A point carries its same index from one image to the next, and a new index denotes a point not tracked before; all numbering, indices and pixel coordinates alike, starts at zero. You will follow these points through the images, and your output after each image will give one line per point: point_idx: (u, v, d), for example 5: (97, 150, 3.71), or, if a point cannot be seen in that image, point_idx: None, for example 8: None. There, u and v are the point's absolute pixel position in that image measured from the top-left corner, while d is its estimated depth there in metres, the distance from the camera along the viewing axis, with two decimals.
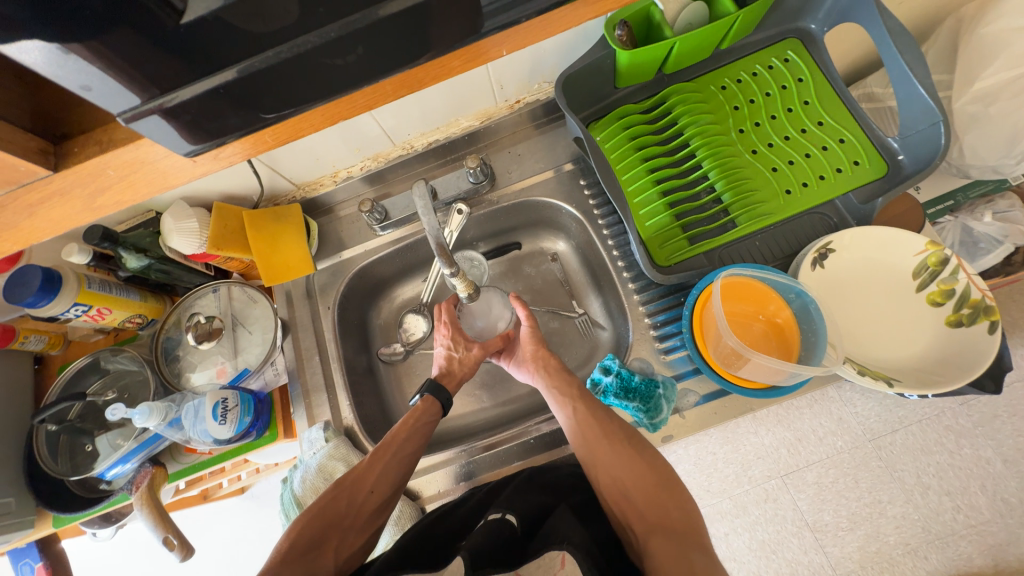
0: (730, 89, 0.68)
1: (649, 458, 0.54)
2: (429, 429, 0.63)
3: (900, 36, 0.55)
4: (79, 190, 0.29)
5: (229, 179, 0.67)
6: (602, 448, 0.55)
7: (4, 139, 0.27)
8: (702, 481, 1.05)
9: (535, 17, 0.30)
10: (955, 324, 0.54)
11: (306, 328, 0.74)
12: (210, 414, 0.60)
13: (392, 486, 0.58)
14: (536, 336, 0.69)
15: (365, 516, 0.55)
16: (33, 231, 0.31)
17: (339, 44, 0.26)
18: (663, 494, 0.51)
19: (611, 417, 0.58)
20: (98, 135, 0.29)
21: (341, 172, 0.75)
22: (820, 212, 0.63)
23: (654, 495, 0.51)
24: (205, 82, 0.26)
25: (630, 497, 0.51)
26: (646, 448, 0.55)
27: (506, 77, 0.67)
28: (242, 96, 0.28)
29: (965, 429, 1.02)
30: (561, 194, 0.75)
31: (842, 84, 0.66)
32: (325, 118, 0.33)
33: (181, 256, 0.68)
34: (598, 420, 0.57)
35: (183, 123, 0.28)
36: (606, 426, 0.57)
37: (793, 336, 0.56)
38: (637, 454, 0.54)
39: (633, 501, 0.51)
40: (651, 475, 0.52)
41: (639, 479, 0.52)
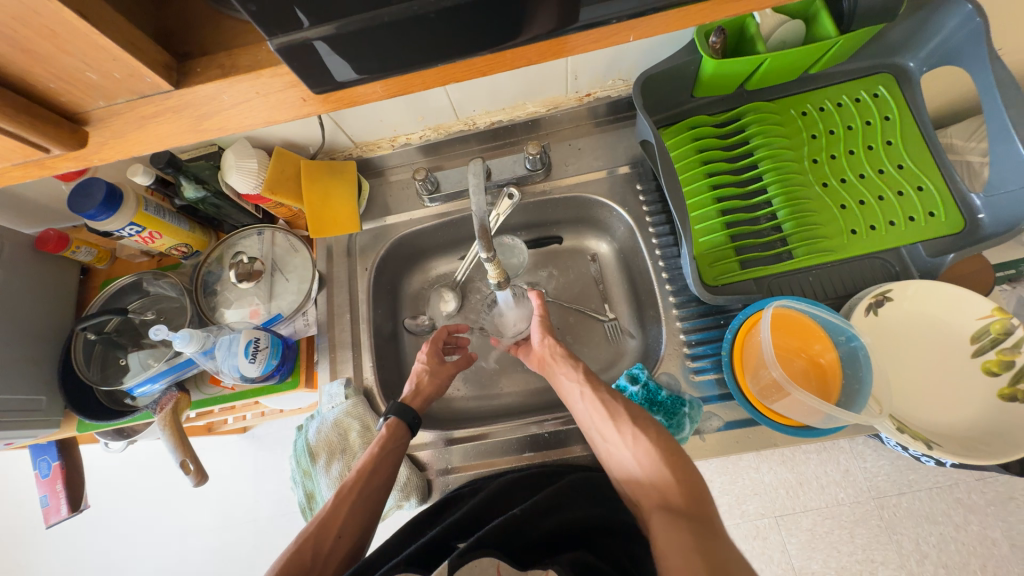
0: (811, 116, 0.65)
1: (653, 434, 0.54)
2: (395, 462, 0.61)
3: (1008, 89, 0.53)
4: (192, 110, 0.30)
5: (294, 125, 0.67)
6: (606, 429, 0.56)
7: (137, 47, 0.27)
8: None
9: (672, 8, 0.28)
10: (1009, 398, 0.52)
11: (341, 285, 0.75)
12: (242, 350, 0.61)
13: (359, 528, 0.56)
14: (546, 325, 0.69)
15: (333, 565, 0.53)
16: (140, 145, 0.31)
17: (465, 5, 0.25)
18: (668, 470, 0.51)
19: (617, 396, 0.59)
20: (222, 59, 0.29)
21: (400, 136, 0.76)
22: (882, 258, 0.61)
23: (657, 475, 0.51)
24: (310, 33, 0.25)
25: (638, 478, 0.53)
26: (653, 425, 0.55)
27: (584, 68, 0.65)
28: (357, 50, 0.27)
29: (976, 505, 0.98)
30: (615, 195, 0.74)
31: (931, 129, 0.63)
32: (439, 78, 0.31)
33: (236, 194, 0.69)
34: (602, 398, 0.58)
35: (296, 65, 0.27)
36: (612, 405, 0.57)
37: (834, 380, 0.54)
38: (639, 434, 0.54)
39: (640, 479, 0.53)
40: (654, 450, 0.52)
41: (643, 459, 0.52)
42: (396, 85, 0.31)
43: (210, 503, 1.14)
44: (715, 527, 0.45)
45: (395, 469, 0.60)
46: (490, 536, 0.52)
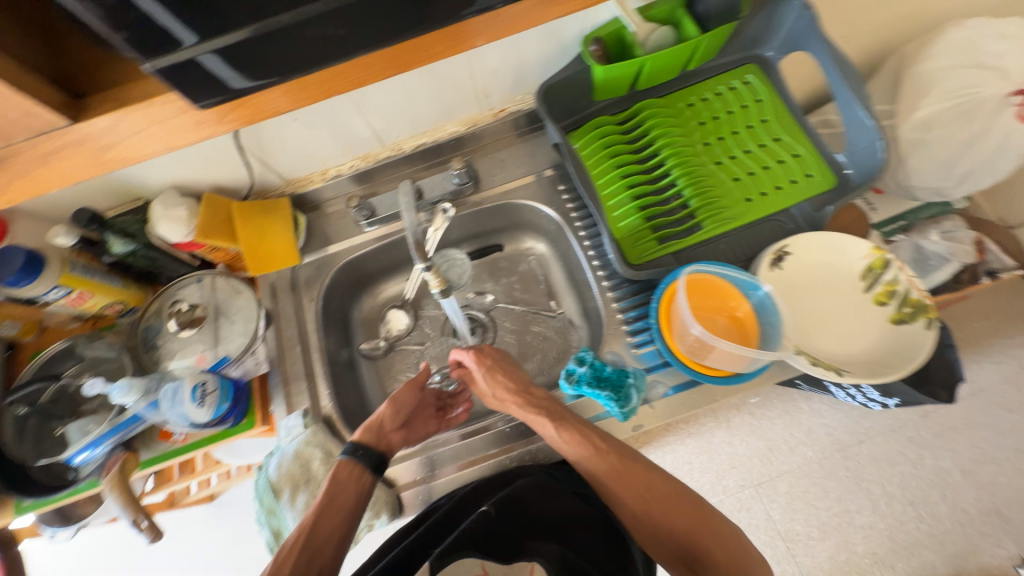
0: (697, 105, 0.74)
1: (672, 490, 0.56)
2: (362, 495, 0.57)
3: (843, 64, 0.63)
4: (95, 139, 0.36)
5: (218, 167, 0.68)
6: (620, 488, 0.56)
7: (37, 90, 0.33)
8: None
9: None
10: (898, 321, 0.60)
11: (288, 319, 0.75)
12: (189, 396, 0.60)
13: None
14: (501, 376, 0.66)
15: None
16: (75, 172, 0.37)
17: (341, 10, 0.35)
18: (695, 525, 0.54)
19: (624, 455, 0.58)
20: (116, 94, 0.36)
21: (331, 169, 0.79)
22: (778, 220, 0.69)
23: (680, 521, 0.54)
24: (202, 45, 0.33)
25: (661, 533, 0.54)
26: (663, 477, 0.57)
27: (492, 85, 0.72)
28: (258, 53, 0.35)
29: (927, 440, 1.20)
30: (542, 197, 0.79)
31: (796, 105, 0.73)
32: (323, 89, 0.41)
33: (168, 245, 0.70)
34: (609, 460, 0.57)
35: (167, 80, 0.35)
36: (625, 462, 0.57)
37: (752, 329, 0.60)
38: (649, 487, 0.56)
39: (665, 534, 0.54)
40: (679, 508, 0.54)
41: (663, 510, 0.55)
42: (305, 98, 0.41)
43: None
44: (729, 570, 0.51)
45: (360, 502, 0.57)
46: (469, 535, 0.58)
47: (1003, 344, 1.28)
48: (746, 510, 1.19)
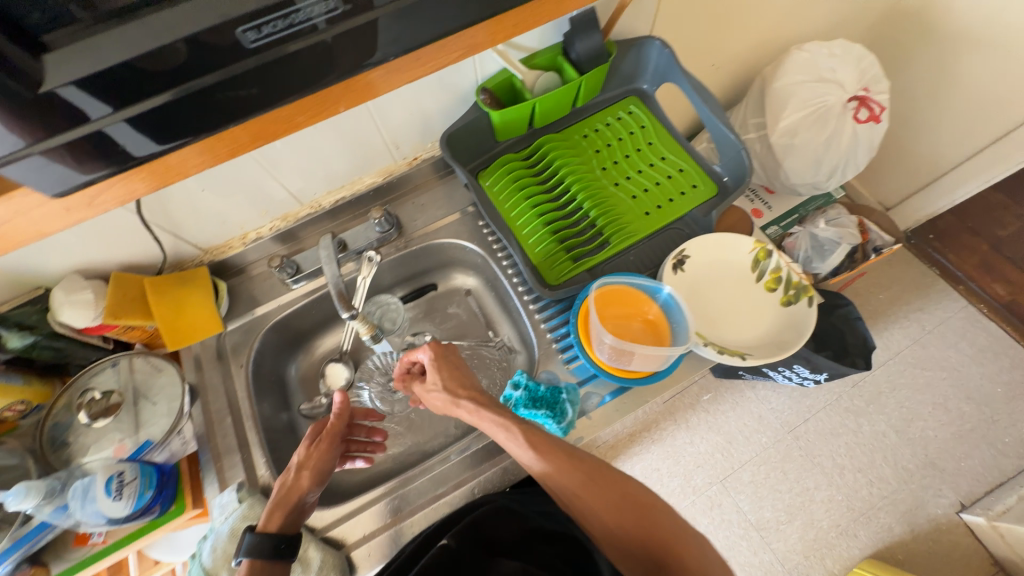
0: (591, 136, 0.82)
1: (636, 497, 0.56)
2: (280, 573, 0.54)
3: (701, 91, 0.73)
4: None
5: (125, 245, 0.67)
6: (590, 497, 0.55)
7: None
8: None
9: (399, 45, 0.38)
10: (787, 303, 0.67)
11: (216, 391, 0.72)
12: (102, 490, 0.57)
13: None
14: (455, 374, 0.66)
15: None
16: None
17: (258, 76, 0.37)
18: (662, 534, 0.53)
19: (587, 464, 0.57)
20: None
21: (250, 233, 0.79)
22: (675, 228, 0.76)
23: (649, 531, 0.53)
24: (116, 115, 0.35)
25: (631, 545, 0.53)
26: (627, 484, 0.57)
27: (399, 137, 0.76)
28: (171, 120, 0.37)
29: (861, 408, 1.31)
30: (464, 234, 0.83)
31: (674, 127, 0.82)
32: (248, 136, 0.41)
33: (75, 331, 0.66)
34: (576, 466, 0.57)
35: (24, 179, 0.35)
36: (591, 470, 0.57)
37: (664, 329, 0.65)
38: (616, 494, 0.56)
39: (635, 548, 0.53)
40: (645, 515, 0.54)
41: (629, 518, 0.54)
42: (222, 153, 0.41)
43: None
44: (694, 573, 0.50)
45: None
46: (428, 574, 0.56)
47: (905, 311, 1.44)
48: (717, 507, 1.24)
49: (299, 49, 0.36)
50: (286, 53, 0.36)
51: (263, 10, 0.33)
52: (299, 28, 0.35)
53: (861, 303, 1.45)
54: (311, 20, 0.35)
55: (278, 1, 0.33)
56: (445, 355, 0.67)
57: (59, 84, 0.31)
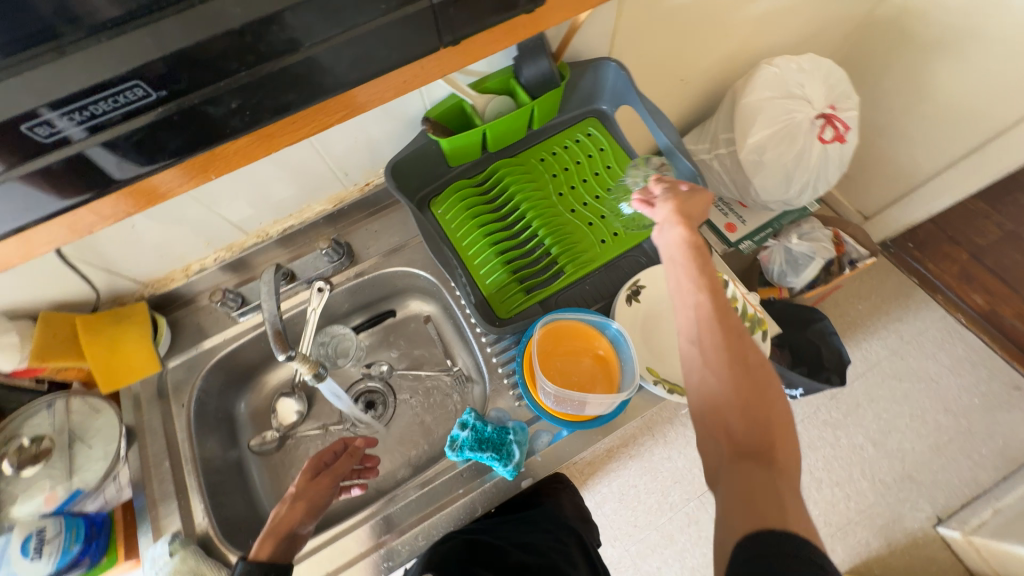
0: (548, 160, 0.79)
1: (767, 386, 0.45)
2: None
3: (657, 116, 0.71)
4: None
5: (54, 285, 0.64)
6: (712, 350, 0.47)
7: None
8: (629, 515, 1.21)
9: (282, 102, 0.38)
10: None
11: (154, 432, 0.69)
12: (19, 550, 0.54)
13: None
14: (685, 214, 0.53)
15: None
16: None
17: (116, 150, 0.37)
18: (768, 420, 0.44)
19: (739, 333, 0.46)
20: None
21: (193, 265, 0.76)
22: (632, 256, 0.74)
23: (751, 422, 0.44)
24: (50, 156, 0.35)
25: (726, 416, 0.45)
26: (765, 378, 0.45)
27: (347, 164, 0.73)
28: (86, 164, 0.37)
29: (838, 420, 1.31)
30: (420, 262, 0.81)
31: (634, 150, 0.80)
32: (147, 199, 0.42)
33: (2, 374, 0.64)
34: (720, 317, 0.47)
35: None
36: (737, 337, 0.46)
37: (614, 366, 0.63)
38: (739, 366, 0.45)
39: (731, 421, 0.45)
40: (759, 400, 0.44)
41: (745, 403, 0.44)
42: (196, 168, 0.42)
43: None
44: (788, 509, 0.39)
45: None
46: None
47: (884, 321, 1.42)
48: (695, 524, 1.20)
49: (152, 120, 0.36)
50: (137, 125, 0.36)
51: (81, 95, 0.33)
52: (133, 105, 0.35)
53: (840, 314, 1.44)
54: (144, 97, 0.34)
55: (98, 83, 0.32)
56: (695, 202, 0.55)
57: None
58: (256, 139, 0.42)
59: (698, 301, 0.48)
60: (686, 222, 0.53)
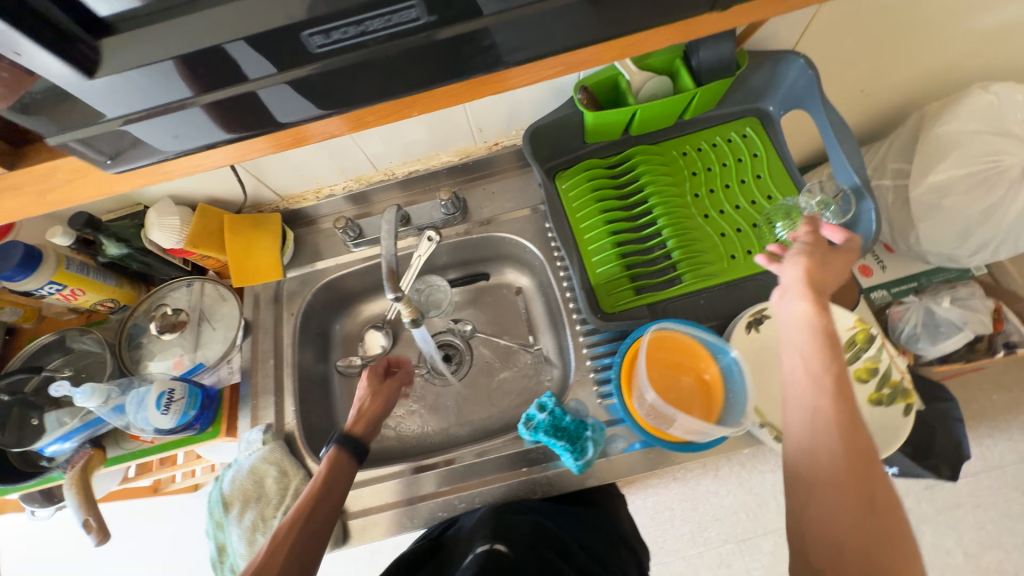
0: (690, 155, 0.73)
1: (861, 429, 0.44)
2: (347, 485, 0.56)
3: (839, 129, 0.61)
4: (31, 186, 0.40)
5: (214, 181, 0.71)
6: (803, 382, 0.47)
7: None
8: (657, 535, 1.16)
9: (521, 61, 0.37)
10: (876, 402, 0.57)
11: (266, 331, 0.77)
12: (154, 402, 0.62)
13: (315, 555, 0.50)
14: (813, 252, 0.53)
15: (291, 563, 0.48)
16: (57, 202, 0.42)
17: (336, 77, 0.35)
18: (861, 458, 0.42)
19: (834, 372, 0.46)
20: None
21: (325, 188, 0.81)
22: (763, 279, 0.66)
23: (843, 459, 0.42)
24: (278, 77, 0.34)
25: (811, 447, 0.44)
26: (860, 422, 0.44)
27: (484, 120, 0.72)
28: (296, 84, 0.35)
29: (927, 514, 1.12)
30: (528, 233, 0.79)
31: (793, 163, 0.70)
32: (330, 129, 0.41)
33: (161, 249, 0.72)
34: (843, 429, 0.43)
35: (160, 134, 0.36)
36: (858, 449, 0.43)
37: (718, 394, 0.58)
38: (836, 399, 0.45)
39: (820, 457, 0.43)
40: (856, 435, 0.43)
41: (824, 438, 0.44)
42: (354, 118, 0.41)
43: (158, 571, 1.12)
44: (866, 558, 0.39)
45: (346, 489, 0.56)
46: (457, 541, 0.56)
47: None
48: (726, 567, 1.13)
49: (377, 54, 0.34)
50: (358, 58, 0.34)
51: (355, 12, 0.31)
52: (394, 29, 0.32)
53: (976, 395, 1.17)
54: (413, 20, 0.32)
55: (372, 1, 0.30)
56: (826, 251, 0.53)
57: (231, 39, 0.31)
58: (466, 85, 0.39)
59: (802, 337, 0.49)
60: (819, 263, 0.53)
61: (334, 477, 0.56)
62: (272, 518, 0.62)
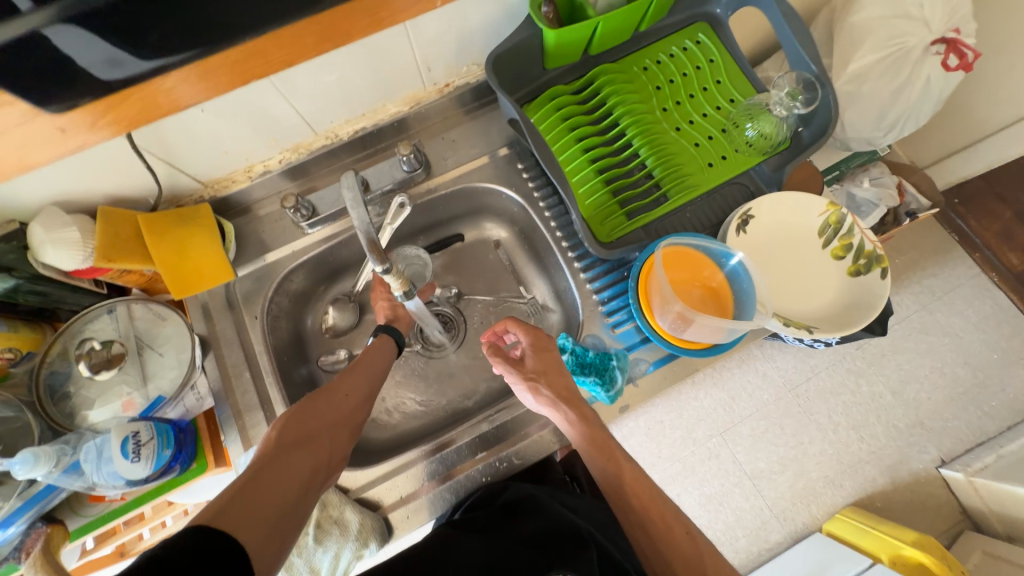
0: (651, 69, 0.71)
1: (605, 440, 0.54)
2: (388, 364, 0.63)
3: (792, 19, 0.62)
4: None
5: (114, 175, 0.57)
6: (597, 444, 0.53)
7: None
8: (653, 449, 1.16)
9: None
10: (856, 274, 0.63)
11: (230, 342, 0.66)
12: (119, 451, 0.52)
13: (363, 398, 0.57)
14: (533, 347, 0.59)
15: (347, 408, 0.55)
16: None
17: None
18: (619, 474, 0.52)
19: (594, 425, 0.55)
20: None
21: (256, 165, 0.68)
22: (739, 182, 0.68)
23: (632, 490, 0.51)
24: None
25: (622, 490, 0.51)
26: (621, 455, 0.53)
27: (433, 57, 0.64)
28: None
29: (861, 370, 1.20)
30: (501, 179, 0.74)
31: (747, 63, 0.71)
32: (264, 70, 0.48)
33: (62, 272, 0.57)
34: (627, 469, 0.52)
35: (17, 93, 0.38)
36: (632, 480, 0.52)
37: (727, 296, 0.61)
38: (604, 447, 0.53)
39: (624, 495, 0.51)
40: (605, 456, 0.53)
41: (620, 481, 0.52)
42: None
43: None
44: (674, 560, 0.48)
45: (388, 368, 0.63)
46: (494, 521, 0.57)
47: None
48: (715, 459, 1.17)
49: None
50: None
51: None
52: None
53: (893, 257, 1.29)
54: None
55: None
56: (544, 346, 0.59)
57: None
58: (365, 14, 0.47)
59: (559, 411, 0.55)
60: (543, 372, 0.58)
61: (377, 352, 0.63)
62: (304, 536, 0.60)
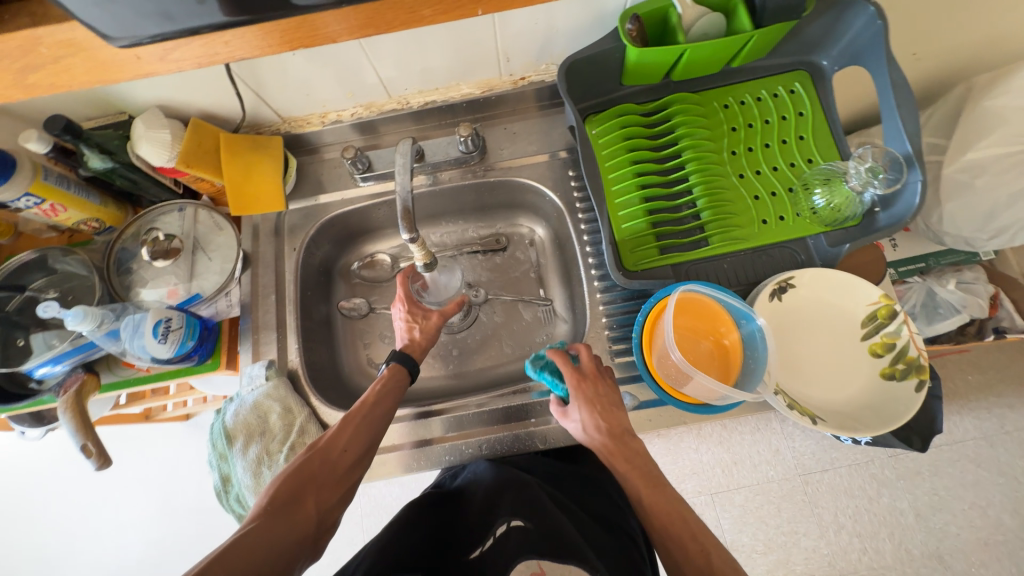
0: (732, 109, 0.67)
1: (642, 464, 0.51)
2: (397, 401, 0.61)
3: (901, 91, 0.56)
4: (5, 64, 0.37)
5: (209, 94, 0.63)
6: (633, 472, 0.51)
7: None
8: None
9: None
10: (889, 377, 0.57)
11: (267, 265, 0.73)
12: (151, 330, 0.59)
13: (364, 445, 0.55)
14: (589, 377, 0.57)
15: (342, 470, 0.53)
16: (42, 85, 0.39)
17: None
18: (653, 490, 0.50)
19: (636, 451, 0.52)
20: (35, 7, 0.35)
21: (331, 113, 0.73)
22: (790, 248, 0.64)
23: (659, 505, 0.49)
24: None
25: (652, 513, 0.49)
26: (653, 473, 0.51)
27: (514, 50, 0.65)
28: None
29: (888, 479, 1.09)
30: (549, 180, 0.75)
31: (839, 126, 0.66)
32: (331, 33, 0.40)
33: (150, 167, 0.65)
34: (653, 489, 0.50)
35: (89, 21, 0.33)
36: (659, 506, 0.49)
37: (734, 361, 0.58)
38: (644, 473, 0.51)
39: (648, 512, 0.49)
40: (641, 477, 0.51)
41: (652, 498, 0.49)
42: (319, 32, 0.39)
43: (145, 490, 1.13)
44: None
45: (396, 407, 0.60)
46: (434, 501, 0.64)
47: None
48: None
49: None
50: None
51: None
52: None
53: (968, 374, 1.14)
54: None
55: None
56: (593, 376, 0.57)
57: None
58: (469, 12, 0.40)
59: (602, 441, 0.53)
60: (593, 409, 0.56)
61: (386, 392, 0.60)
62: (277, 453, 0.62)
